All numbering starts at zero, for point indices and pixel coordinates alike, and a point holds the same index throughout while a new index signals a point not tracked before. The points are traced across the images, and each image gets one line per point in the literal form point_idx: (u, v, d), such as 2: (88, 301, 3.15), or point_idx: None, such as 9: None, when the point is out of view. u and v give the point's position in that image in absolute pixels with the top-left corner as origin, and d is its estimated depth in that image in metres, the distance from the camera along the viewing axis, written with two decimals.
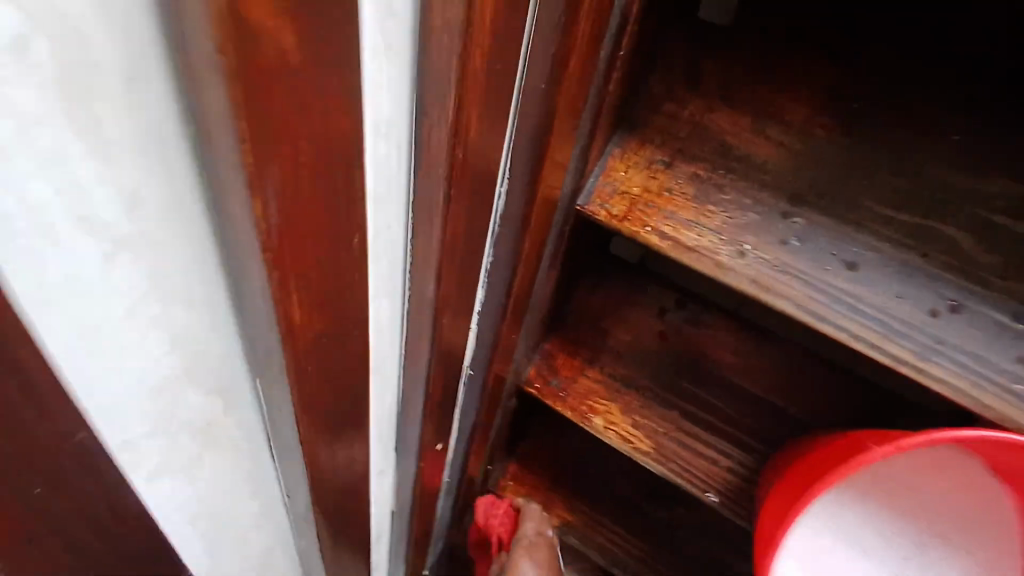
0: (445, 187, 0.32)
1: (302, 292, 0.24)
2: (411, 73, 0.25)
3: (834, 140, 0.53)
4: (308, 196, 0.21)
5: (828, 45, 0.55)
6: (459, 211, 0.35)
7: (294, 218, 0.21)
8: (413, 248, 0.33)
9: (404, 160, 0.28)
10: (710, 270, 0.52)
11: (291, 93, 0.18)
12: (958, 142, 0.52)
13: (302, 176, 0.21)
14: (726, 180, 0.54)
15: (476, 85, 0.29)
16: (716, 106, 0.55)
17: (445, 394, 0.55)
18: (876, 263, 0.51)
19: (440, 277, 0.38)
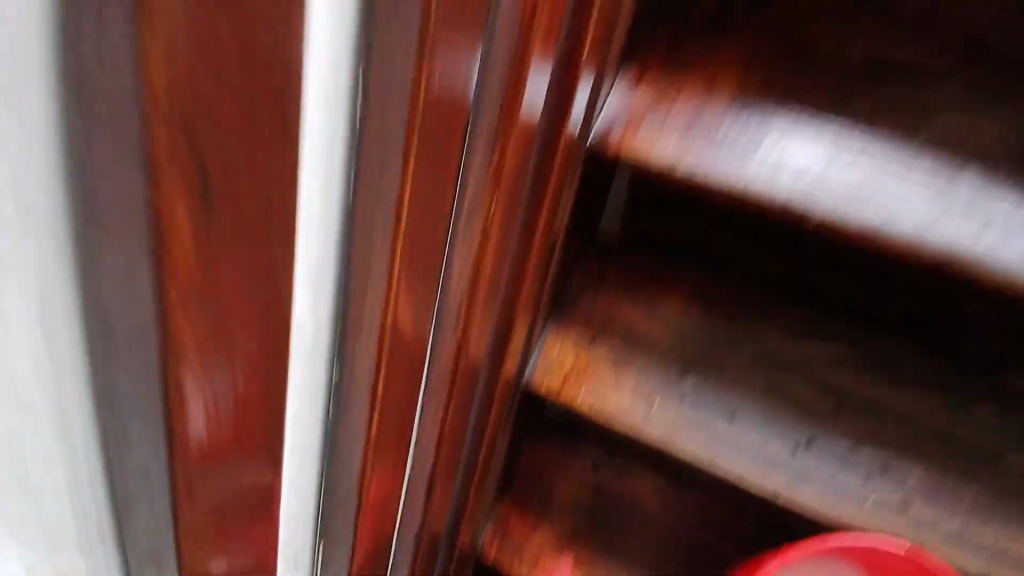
0: (450, 381, 0.45)
1: (379, 435, 0.39)
2: (439, 318, 0.40)
3: (705, 323, 0.73)
4: (402, 375, 0.38)
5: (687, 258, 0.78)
6: (454, 397, 0.48)
7: (393, 387, 0.37)
8: (423, 426, 0.46)
9: (432, 366, 0.42)
10: (631, 427, 0.68)
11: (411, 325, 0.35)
12: (785, 322, 0.74)
13: (402, 365, 0.37)
14: (633, 356, 0.71)
15: (472, 316, 0.44)
16: (618, 301, 0.74)
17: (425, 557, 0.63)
18: (749, 412, 0.68)
19: (438, 450, 0.50)
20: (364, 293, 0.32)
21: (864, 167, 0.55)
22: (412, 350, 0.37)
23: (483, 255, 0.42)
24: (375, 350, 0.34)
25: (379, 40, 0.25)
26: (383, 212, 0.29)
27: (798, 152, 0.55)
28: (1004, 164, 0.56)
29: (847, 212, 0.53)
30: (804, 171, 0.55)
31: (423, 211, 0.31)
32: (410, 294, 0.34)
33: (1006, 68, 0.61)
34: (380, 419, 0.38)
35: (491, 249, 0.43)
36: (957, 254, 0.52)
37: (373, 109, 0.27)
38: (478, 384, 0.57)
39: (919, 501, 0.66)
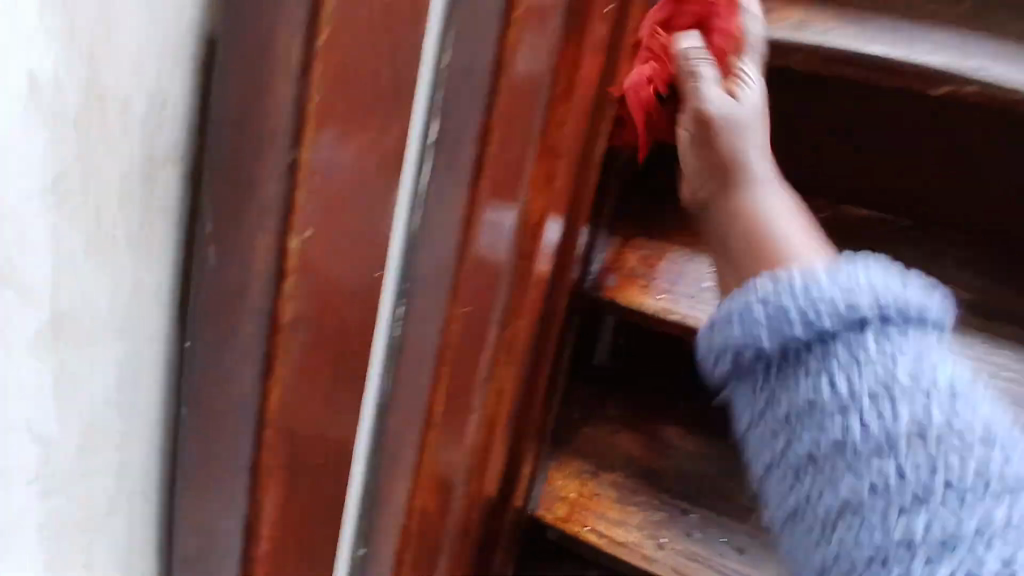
0: (462, 538, 0.47)
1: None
2: (456, 483, 0.41)
3: (704, 452, 0.76)
4: (423, 544, 0.39)
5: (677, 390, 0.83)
6: (465, 549, 0.49)
7: (414, 560, 0.39)
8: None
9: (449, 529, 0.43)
10: (641, 562, 0.68)
11: (430, 502, 0.37)
12: None
13: (424, 536, 0.39)
14: (637, 485, 0.72)
15: (485, 471, 0.47)
16: (619, 428, 0.77)
17: None
18: (756, 544, 0.69)
19: None
20: (395, 478, 0.34)
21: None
22: (432, 516, 0.39)
23: (496, 415, 0.45)
24: (399, 525, 0.35)
25: (418, 274, 0.29)
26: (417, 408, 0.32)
27: None
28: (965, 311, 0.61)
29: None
30: None
31: (449, 396, 0.35)
32: (436, 473, 0.37)
33: (959, 223, 0.68)
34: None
35: (505, 409, 0.46)
36: None
37: (415, 328, 0.31)
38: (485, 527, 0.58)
39: None
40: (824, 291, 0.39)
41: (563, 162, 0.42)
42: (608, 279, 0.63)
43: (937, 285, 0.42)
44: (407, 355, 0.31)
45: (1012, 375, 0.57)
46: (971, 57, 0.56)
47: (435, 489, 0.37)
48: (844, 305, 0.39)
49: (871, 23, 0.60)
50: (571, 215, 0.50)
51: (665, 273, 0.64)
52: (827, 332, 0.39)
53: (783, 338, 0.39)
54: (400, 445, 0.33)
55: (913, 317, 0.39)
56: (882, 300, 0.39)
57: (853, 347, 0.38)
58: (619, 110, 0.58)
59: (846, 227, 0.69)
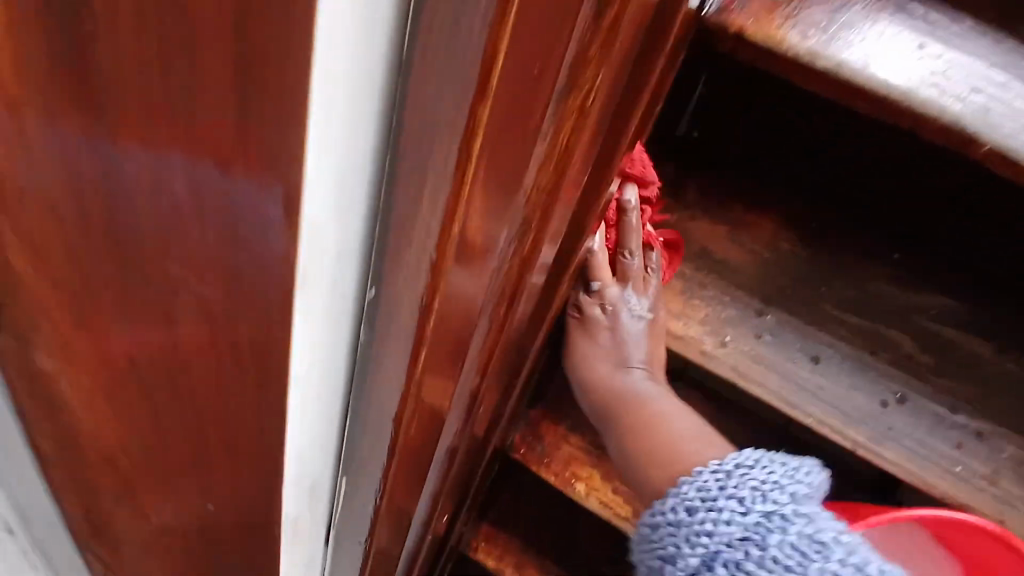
0: (501, 310, 0.36)
1: (424, 370, 0.27)
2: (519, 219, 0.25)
3: (797, 252, 0.62)
4: (454, 347, 0.28)
5: (776, 181, 0.65)
6: (509, 321, 0.40)
7: (443, 360, 0.28)
8: (477, 352, 0.37)
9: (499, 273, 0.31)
10: (696, 358, 0.60)
11: (463, 294, 0.25)
12: (897, 259, 0.63)
13: (450, 338, 0.27)
14: (708, 280, 0.62)
15: (546, 225, 0.34)
16: (700, 214, 0.64)
17: (464, 460, 0.59)
18: (836, 358, 0.59)
19: (483, 372, 0.42)
20: (434, 140, 0.19)
21: None
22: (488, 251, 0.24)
23: (581, 124, 0.30)
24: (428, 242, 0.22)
25: None
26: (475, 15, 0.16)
27: (966, 63, 0.49)
28: None
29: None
30: (976, 88, 0.48)
31: (506, 134, 0.19)
32: (478, 245, 0.23)
33: None
34: (432, 346, 0.26)
35: (594, 123, 0.31)
36: None
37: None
38: (535, 302, 0.48)
39: (1013, 476, 0.58)
40: (717, 505, 0.45)
41: None
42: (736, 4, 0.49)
43: (742, 457, 0.47)
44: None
45: None
46: None
47: (474, 274, 0.24)
48: (734, 526, 0.43)
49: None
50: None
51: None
52: (727, 546, 0.43)
53: (694, 546, 0.44)
54: (439, 79, 0.18)
55: (789, 504, 0.43)
56: (759, 487, 0.44)
57: (732, 506, 0.44)
58: None
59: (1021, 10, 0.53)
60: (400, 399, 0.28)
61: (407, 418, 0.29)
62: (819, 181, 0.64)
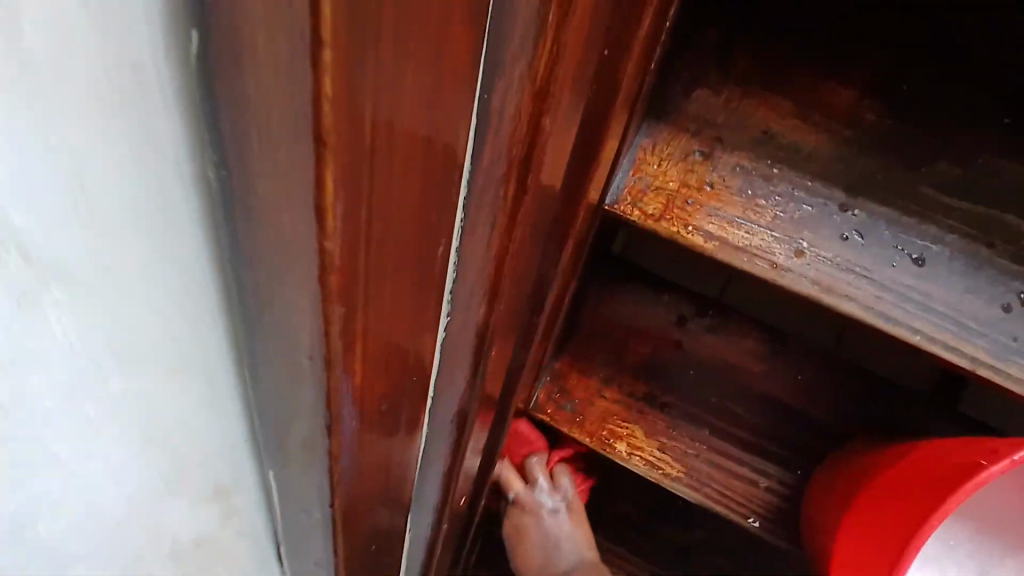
0: (510, 185, 0.23)
1: (351, 256, 0.17)
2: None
3: (884, 125, 0.49)
4: (388, 187, 0.16)
5: (845, 46, 0.52)
6: (527, 216, 0.27)
7: (375, 218, 0.16)
8: (478, 260, 0.24)
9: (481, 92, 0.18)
10: (765, 273, 0.47)
11: (385, 69, 0.14)
12: (1009, 124, 0.49)
13: (376, 169, 0.15)
14: (774, 172, 0.48)
15: (582, 39, 0.22)
16: (755, 91, 0.50)
17: (481, 424, 0.47)
18: (944, 257, 0.46)
19: (492, 298, 0.29)
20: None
21: None
22: None
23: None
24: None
25: None
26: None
27: None
28: None
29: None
30: None
31: None
32: None
33: None
34: (349, 208, 0.15)
35: None
36: None
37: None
38: (555, 201, 0.35)
39: None
40: None
41: None
42: None
43: None
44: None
45: None
46: None
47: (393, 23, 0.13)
48: None
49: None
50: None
51: None
52: None
53: None
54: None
55: None
56: None
57: None
58: None
59: None
60: (320, 316, 0.18)
61: (343, 346, 0.19)
62: (895, 39, 0.52)
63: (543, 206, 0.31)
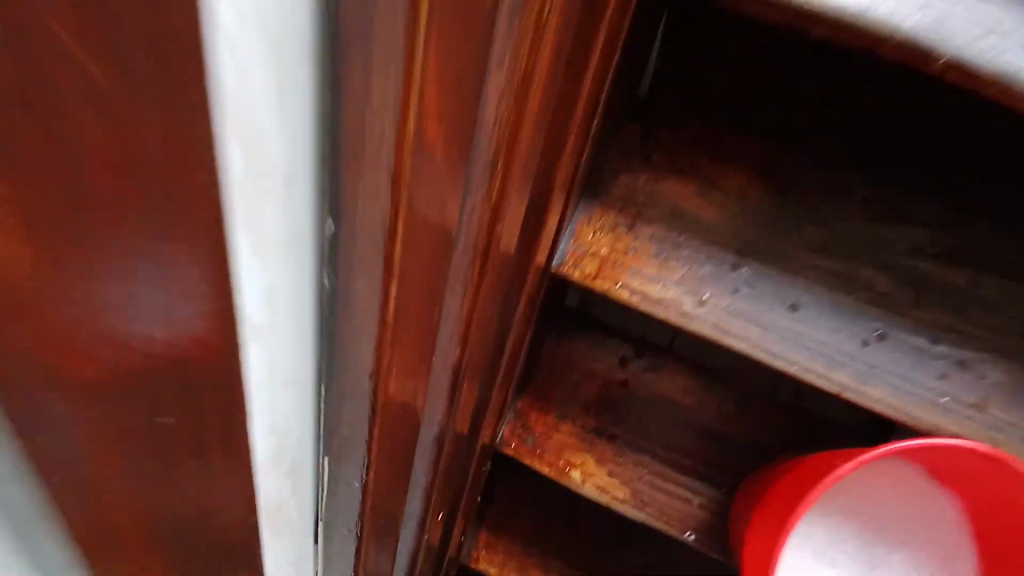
0: (472, 265, 0.35)
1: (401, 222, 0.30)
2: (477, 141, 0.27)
3: (765, 201, 0.62)
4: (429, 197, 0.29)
5: (739, 135, 0.65)
6: (487, 282, 0.39)
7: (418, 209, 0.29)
8: (455, 312, 0.36)
9: (464, 210, 0.30)
10: (676, 319, 0.60)
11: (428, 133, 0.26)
12: (865, 197, 0.63)
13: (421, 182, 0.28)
14: (681, 239, 0.61)
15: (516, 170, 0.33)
16: (666, 175, 0.63)
17: (455, 451, 0.57)
18: (815, 303, 0.59)
19: (464, 343, 0.40)
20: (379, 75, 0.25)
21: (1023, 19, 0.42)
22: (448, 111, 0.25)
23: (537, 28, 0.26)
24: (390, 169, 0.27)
25: None
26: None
27: None
28: None
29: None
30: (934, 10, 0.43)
31: None
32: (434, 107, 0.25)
33: None
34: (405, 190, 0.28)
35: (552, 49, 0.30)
36: None
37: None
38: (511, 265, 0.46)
39: (997, 400, 0.60)
40: None
41: None
42: None
43: None
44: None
45: None
46: None
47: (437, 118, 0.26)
48: None
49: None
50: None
51: None
52: None
53: None
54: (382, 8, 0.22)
55: None
56: None
57: None
58: None
59: None
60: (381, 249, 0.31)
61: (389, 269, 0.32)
62: (778, 129, 0.65)
63: (502, 270, 0.42)
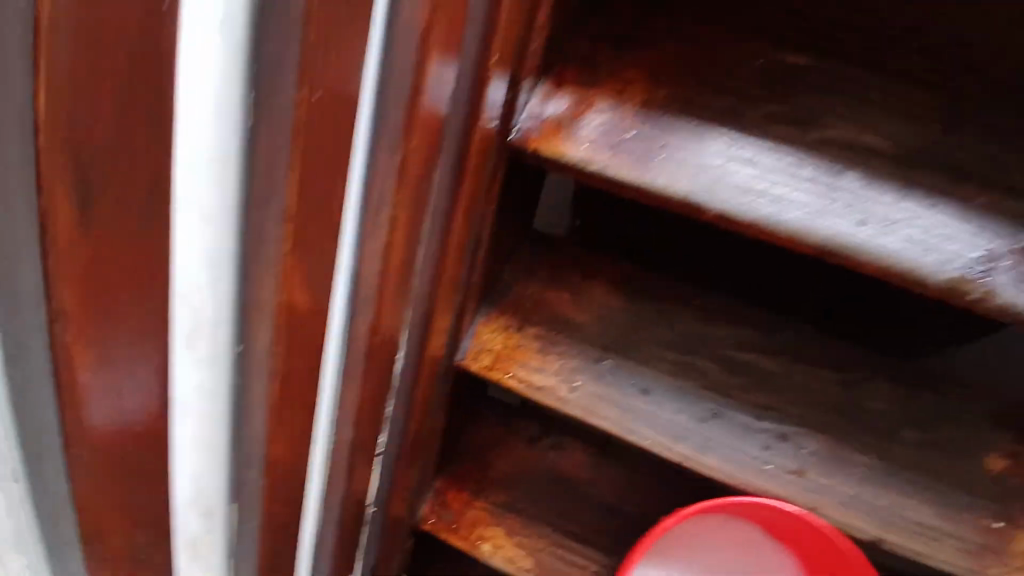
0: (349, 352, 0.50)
1: (285, 342, 0.41)
2: (355, 273, 0.46)
3: (624, 306, 0.78)
4: (304, 320, 0.42)
5: (604, 256, 0.82)
6: (365, 369, 0.53)
7: (300, 331, 0.41)
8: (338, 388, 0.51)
9: (347, 320, 0.48)
10: (553, 402, 0.73)
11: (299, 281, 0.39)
12: (702, 303, 0.80)
13: (298, 308, 0.41)
14: (558, 337, 0.76)
15: (385, 290, 0.50)
16: (547, 286, 0.79)
17: (356, 516, 0.67)
18: (662, 388, 0.74)
19: (351, 412, 0.54)
20: (259, 291, 0.37)
21: (777, 185, 0.60)
22: (318, 262, 0.40)
23: (384, 208, 0.45)
24: (272, 343, 0.40)
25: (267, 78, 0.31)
26: (280, 177, 0.34)
27: (702, 158, 0.62)
28: (882, 167, 0.61)
29: (785, 219, 0.59)
30: (714, 181, 0.61)
31: (311, 185, 0.36)
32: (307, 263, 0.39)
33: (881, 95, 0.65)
34: (290, 317, 0.40)
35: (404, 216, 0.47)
36: (858, 250, 0.58)
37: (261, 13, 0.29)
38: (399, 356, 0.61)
39: (814, 468, 0.73)
40: None
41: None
42: (531, 131, 0.64)
43: None
44: (265, 107, 0.32)
45: (953, 232, 0.59)
46: None
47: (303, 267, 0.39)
48: None
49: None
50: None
51: (596, 123, 0.64)
52: None
53: None
54: (262, 252, 0.36)
55: None
56: None
57: None
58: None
59: (780, 80, 0.66)
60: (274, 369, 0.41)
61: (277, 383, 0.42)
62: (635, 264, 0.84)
63: (386, 359, 0.56)
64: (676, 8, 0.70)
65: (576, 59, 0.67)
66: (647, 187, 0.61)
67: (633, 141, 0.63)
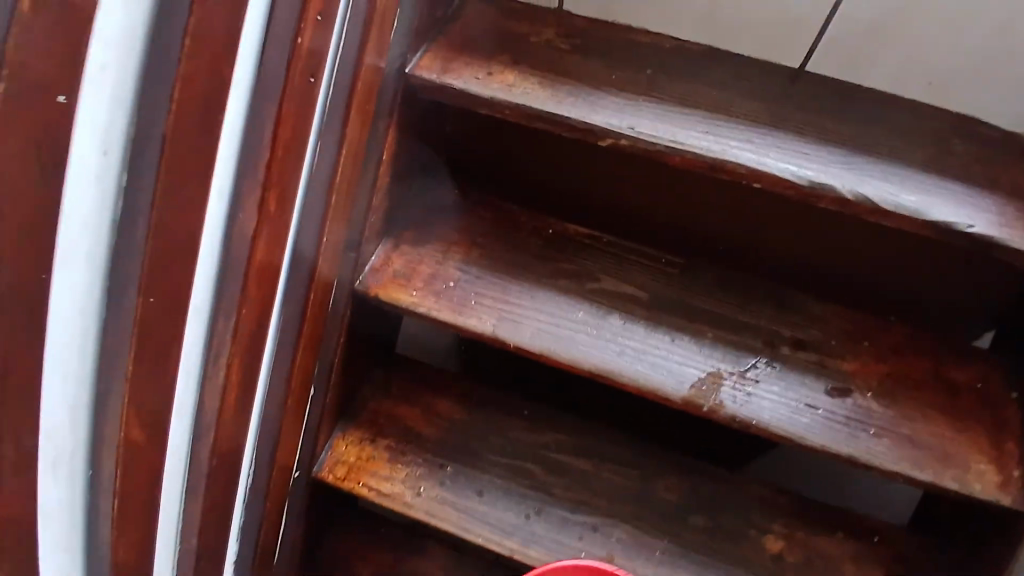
0: (192, 464, 0.63)
1: (131, 468, 0.53)
2: (197, 402, 0.60)
3: (461, 419, 0.91)
4: (151, 448, 0.54)
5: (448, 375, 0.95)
6: (204, 481, 0.64)
7: (146, 456, 0.54)
8: (183, 494, 0.63)
9: (192, 438, 0.61)
10: (399, 506, 0.84)
11: (144, 419, 0.52)
12: (528, 413, 0.92)
13: (144, 440, 0.53)
14: (405, 447, 0.88)
15: (224, 417, 0.63)
16: (398, 402, 0.92)
17: None
18: (493, 489, 0.85)
19: (189, 517, 0.65)
20: (108, 424, 0.50)
21: (569, 325, 0.80)
22: (162, 405, 0.53)
23: (222, 352, 0.59)
24: (118, 465, 0.52)
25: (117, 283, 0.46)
26: (126, 344, 0.48)
27: (512, 304, 0.81)
28: (634, 310, 0.82)
29: (561, 348, 0.78)
30: (520, 322, 0.80)
31: (155, 349, 0.50)
32: (148, 405, 0.52)
33: (643, 253, 0.88)
34: (136, 447, 0.52)
35: (239, 357, 0.62)
36: (627, 373, 0.77)
37: (120, 244, 0.46)
38: (242, 466, 0.72)
39: (620, 553, 0.82)
40: None
41: (273, 192, 0.58)
42: (373, 280, 0.82)
43: None
44: (115, 299, 0.47)
45: (705, 358, 0.79)
46: (626, 118, 0.75)
47: (148, 410, 0.52)
48: None
49: (551, 78, 0.78)
50: (268, 159, 0.56)
51: (429, 276, 0.83)
52: None
53: None
54: (110, 395, 0.49)
55: None
56: None
57: None
58: (371, 182, 0.77)
59: (567, 242, 0.88)
60: (118, 488, 0.53)
61: (122, 498, 0.53)
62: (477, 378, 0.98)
63: (232, 469, 0.68)
64: (493, 186, 0.92)
65: (412, 224, 0.86)
66: (459, 324, 0.79)
67: (452, 289, 0.82)
